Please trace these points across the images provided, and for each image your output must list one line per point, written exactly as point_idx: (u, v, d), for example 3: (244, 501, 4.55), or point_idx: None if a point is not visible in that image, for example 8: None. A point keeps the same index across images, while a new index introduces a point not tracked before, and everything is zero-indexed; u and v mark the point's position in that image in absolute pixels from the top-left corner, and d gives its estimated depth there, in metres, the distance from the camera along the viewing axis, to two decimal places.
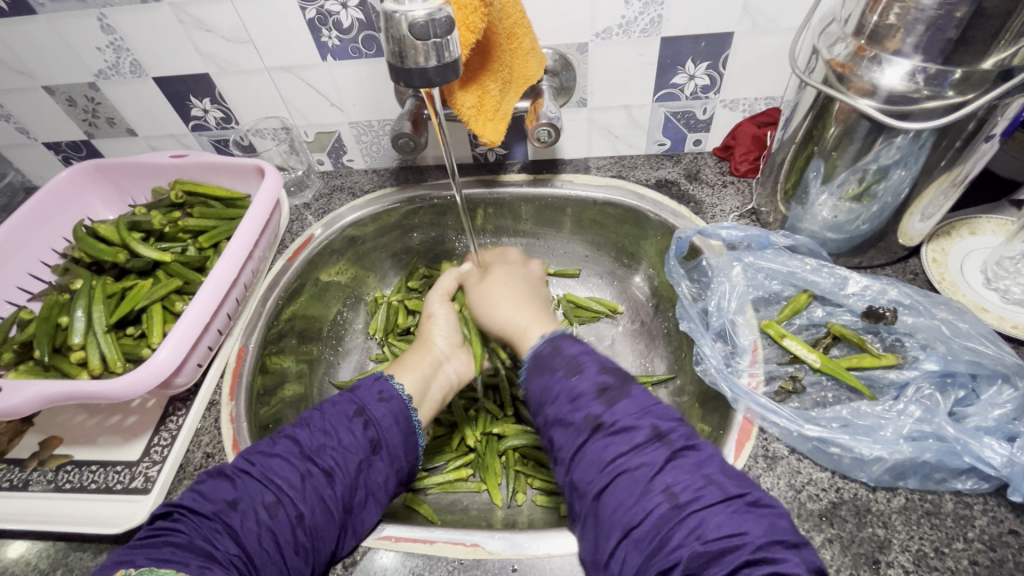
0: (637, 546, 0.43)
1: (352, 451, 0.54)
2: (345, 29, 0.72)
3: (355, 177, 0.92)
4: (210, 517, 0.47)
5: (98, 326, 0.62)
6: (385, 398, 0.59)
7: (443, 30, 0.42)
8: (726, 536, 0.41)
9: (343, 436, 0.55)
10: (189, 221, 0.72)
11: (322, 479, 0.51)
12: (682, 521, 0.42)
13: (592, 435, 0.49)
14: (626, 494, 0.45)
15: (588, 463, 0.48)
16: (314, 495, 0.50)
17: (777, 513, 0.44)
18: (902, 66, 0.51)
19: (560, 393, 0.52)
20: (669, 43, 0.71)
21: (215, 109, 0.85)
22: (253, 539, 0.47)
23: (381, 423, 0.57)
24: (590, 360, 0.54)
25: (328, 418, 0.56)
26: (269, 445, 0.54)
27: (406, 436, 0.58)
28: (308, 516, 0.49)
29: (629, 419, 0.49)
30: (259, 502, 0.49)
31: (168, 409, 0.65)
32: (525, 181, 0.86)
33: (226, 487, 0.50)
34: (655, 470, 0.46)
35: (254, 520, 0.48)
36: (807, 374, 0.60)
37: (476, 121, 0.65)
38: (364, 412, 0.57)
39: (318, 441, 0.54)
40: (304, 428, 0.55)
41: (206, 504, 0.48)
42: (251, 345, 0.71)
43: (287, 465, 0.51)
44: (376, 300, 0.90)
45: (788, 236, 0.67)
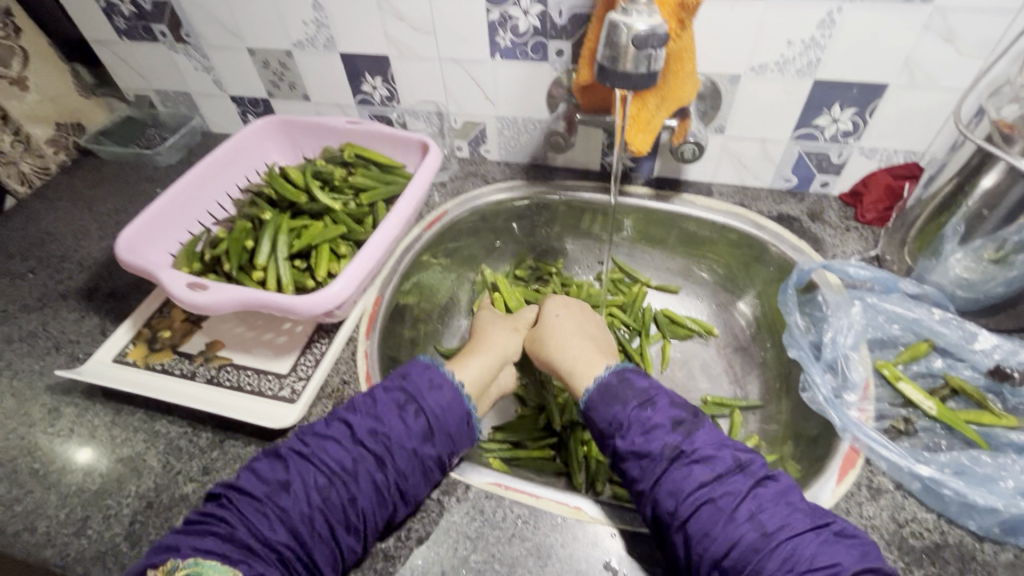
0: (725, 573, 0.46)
1: (403, 439, 0.56)
2: (520, 33, 0.80)
3: (488, 167, 1.01)
4: (260, 501, 0.50)
5: (280, 254, 0.73)
6: (436, 386, 0.60)
7: (659, 42, 0.47)
8: (818, 566, 0.44)
9: (393, 424, 0.57)
10: (354, 179, 0.81)
11: (373, 464, 0.54)
12: (770, 550, 0.45)
13: (670, 466, 0.52)
14: (714, 515, 0.48)
15: (669, 490, 0.51)
16: (367, 480, 0.53)
17: (848, 533, 0.47)
18: None
19: (634, 425, 0.55)
20: (820, 85, 0.75)
21: (382, 88, 0.96)
22: (302, 521, 0.50)
23: (432, 411, 0.58)
24: (659, 394, 0.58)
25: (379, 404, 0.58)
26: (322, 427, 0.57)
27: (463, 424, 0.60)
28: (364, 501, 0.52)
29: (712, 442, 0.53)
30: (311, 487, 0.52)
31: (313, 336, 0.75)
32: (647, 195, 0.91)
33: (280, 468, 0.53)
34: (738, 499, 0.48)
35: (306, 502, 0.51)
36: (920, 419, 0.61)
37: (629, 132, 0.72)
38: (414, 400, 0.59)
39: (369, 426, 0.56)
40: (355, 412, 0.58)
41: (261, 485, 0.51)
42: (386, 296, 0.80)
43: (339, 448, 0.54)
44: (484, 280, 0.97)
45: (916, 285, 0.68)
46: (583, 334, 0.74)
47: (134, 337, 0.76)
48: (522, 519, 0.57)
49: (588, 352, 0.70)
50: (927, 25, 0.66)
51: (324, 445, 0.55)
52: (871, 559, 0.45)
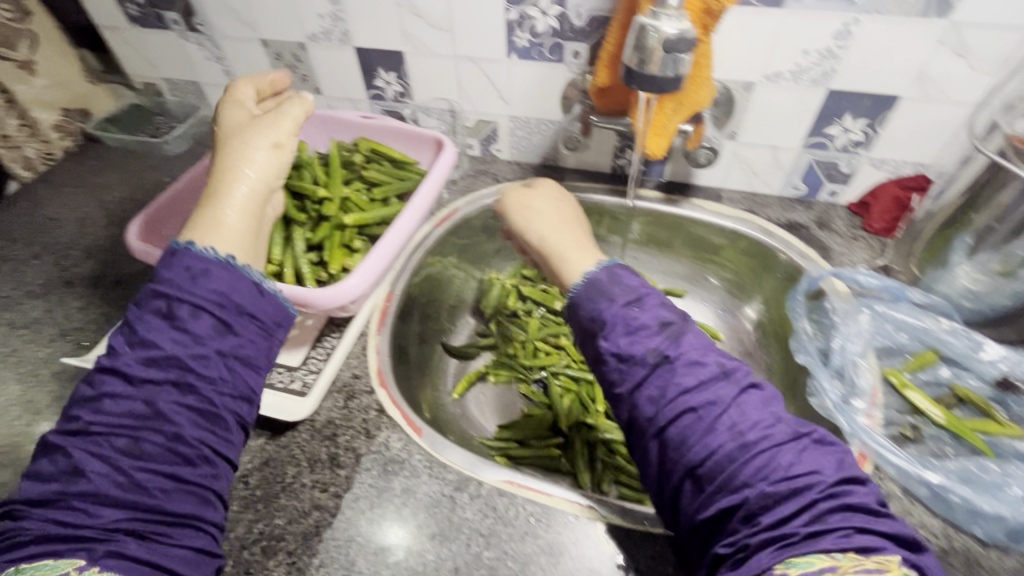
0: (699, 480, 0.44)
1: (182, 348, 0.46)
2: (537, 33, 0.81)
3: (499, 166, 1.01)
4: (94, 478, 0.42)
5: (297, 248, 0.71)
6: (195, 273, 0.49)
7: (687, 47, 0.48)
8: (796, 476, 0.42)
9: (189, 326, 0.47)
10: (368, 173, 0.82)
11: (172, 389, 0.46)
12: (747, 459, 0.43)
13: (653, 370, 0.49)
14: (689, 427, 0.46)
15: (650, 398, 0.48)
16: (197, 405, 0.46)
17: (826, 441, 0.45)
18: None
19: (620, 325, 0.51)
20: (834, 96, 0.76)
21: (396, 83, 0.96)
22: (153, 481, 0.43)
23: (198, 300, 0.48)
24: (650, 294, 0.54)
25: (188, 322, 0.47)
26: (89, 390, 0.46)
27: (256, 295, 0.52)
28: (186, 431, 0.45)
29: (694, 358, 0.49)
30: (151, 450, 0.43)
31: (324, 330, 0.74)
32: (658, 198, 0.92)
33: (119, 438, 0.43)
34: (721, 408, 0.46)
35: (117, 464, 0.42)
36: (928, 427, 0.62)
37: (645, 136, 0.73)
38: (170, 298, 0.48)
39: (144, 352, 0.46)
40: (140, 335, 0.46)
41: (47, 485, 0.42)
42: (397, 291, 0.80)
43: (176, 393, 0.45)
44: (491, 278, 0.98)
45: (924, 294, 0.69)
46: (562, 221, 0.65)
47: None
48: (535, 517, 0.57)
49: (561, 220, 0.65)
50: (942, 40, 0.67)
51: (97, 407, 0.44)
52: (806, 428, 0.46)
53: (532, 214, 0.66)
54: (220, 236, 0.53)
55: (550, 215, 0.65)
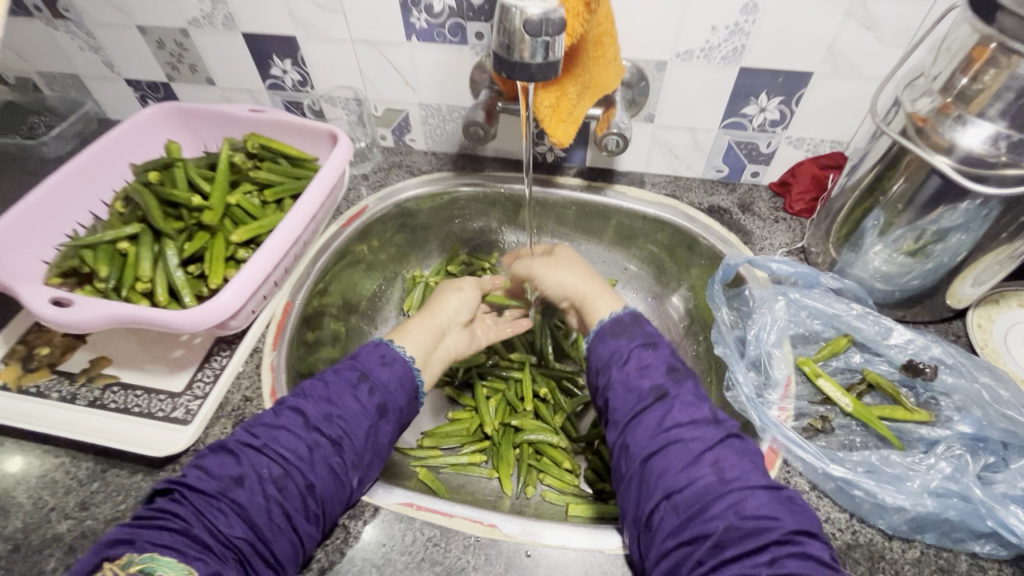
0: (675, 509, 0.45)
1: (359, 419, 0.55)
2: (435, 13, 0.74)
3: (414, 157, 0.95)
4: (213, 496, 0.47)
5: (170, 262, 0.64)
6: (388, 362, 0.60)
7: (554, 29, 0.43)
8: (761, 516, 0.43)
9: (348, 404, 0.55)
10: (258, 174, 0.74)
11: (329, 450, 0.52)
12: (722, 495, 0.44)
13: (655, 403, 0.51)
14: (676, 458, 0.47)
15: (644, 426, 0.50)
16: (322, 464, 0.51)
17: (797, 501, 0.45)
18: (985, 129, 0.52)
19: (630, 366, 0.55)
20: (747, 74, 0.72)
21: (293, 71, 0.88)
22: (260, 514, 0.47)
23: (384, 388, 0.58)
24: (665, 343, 0.57)
25: (330, 387, 0.56)
26: (273, 416, 0.54)
27: (409, 400, 0.60)
28: (318, 485, 0.50)
29: (691, 400, 0.51)
30: (264, 476, 0.49)
31: (214, 348, 0.68)
32: (579, 186, 0.88)
33: (232, 463, 0.50)
34: (707, 445, 0.47)
35: (263, 494, 0.48)
36: (838, 417, 0.60)
37: (549, 122, 0.67)
38: (367, 378, 0.58)
39: (324, 408, 0.54)
40: (307, 398, 0.55)
41: (211, 480, 0.48)
42: (297, 301, 0.74)
43: (292, 437, 0.51)
44: (413, 279, 0.92)
45: (837, 279, 0.68)
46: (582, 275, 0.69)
47: (6, 356, 0.67)
48: (432, 542, 0.53)
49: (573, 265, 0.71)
50: (849, 12, 0.64)
51: (275, 435, 0.52)
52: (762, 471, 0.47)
53: (555, 266, 0.71)
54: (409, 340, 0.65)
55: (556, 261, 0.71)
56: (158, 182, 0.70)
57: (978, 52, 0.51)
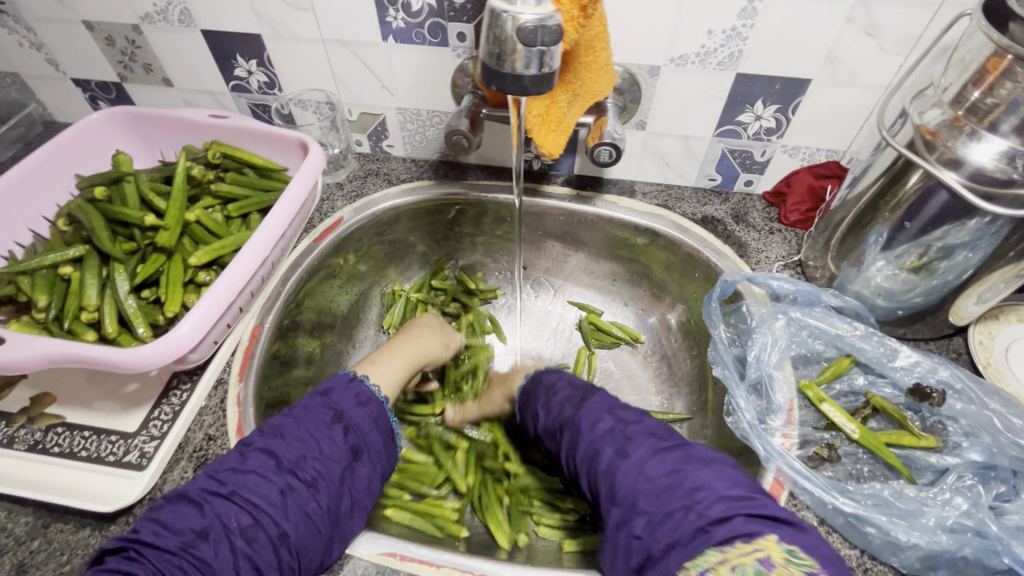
0: (613, 496, 0.45)
1: (335, 460, 0.50)
2: (413, 12, 0.69)
3: (392, 164, 0.89)
4: (174, 554, 0.41)
5: (119, 288, 0.58)
6: (363, 402, 0.55)
7: (550, 38, 0.38)
8: (694, 491, 0.42)
9: (322, 444, 0.50)
10: (221, 186, 0.68)
11: (305, 493, 0.47)
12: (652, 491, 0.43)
13: (580, 409, 0.53)
14: (605, 448, 0.48)
15: (576, 426, 0.52)
16: (296, 510, 0.46)
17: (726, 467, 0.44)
18: (997, 145, 0.49)
19: (559, 389, 0.57)
20: (743, 80, 0.69)
21: (259, 73, 0.81)
22: (227, 572, 0.42)
23: (360, 428, 0.53)
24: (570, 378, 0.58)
25: (303, 425, 0.51)
26: (239, 460, 0.48)
27: (387, 440, 0.56)
28: (292, 534, 0.45)
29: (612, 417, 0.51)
30: (233, 528, 0.43)
31: (172, 381, 0.62)
32: (567, 195, 0.84)
33: (192, 515, 0.44)
34: (633, 432, 0.48)
35: (229, 548, 0.42)
36: (844, 444, 0.58)
37: (538, 131, 0.63)
38: (342, 418, 0.53)
39: (296, 450, 0.49)
40: (278, 438, 0.50)
41: (169, 536, 0.42)
42: (267, 324, 0.67)
43: (263, 481, 0.46)
44: (394, 293, 0.88)
45: (838, 296, 0.65)
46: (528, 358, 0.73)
47: None
48: None
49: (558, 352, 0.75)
50: (851, 18, 0.61)
51: (243, 481, 0.46)
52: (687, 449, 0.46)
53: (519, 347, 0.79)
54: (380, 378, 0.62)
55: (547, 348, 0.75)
56: (104, 198, 0.63)
57: (993, 63, 0.48)
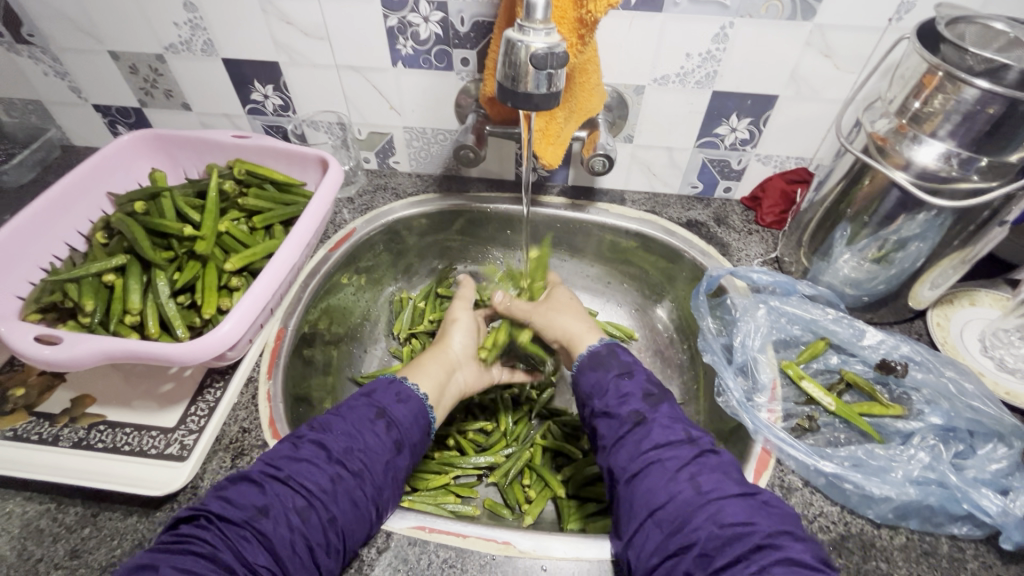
0: (659, 525, 0.47)
1: (380, 455, 0.55)
2: (421, 40, 0.76)
3: (399, 179, 0.95)
4: (240, 524, 0.47)
5: (161, 294, 0.63)
6: (403, 400, 0.61)
7: (558, 62, 0.45)
8: (738, 523, 0.44)
9: (368, 439, 0.55)
10: (247, 200, 0.73)
11: (352, 482, 0.52)
12: (701, 506, 0.46)
13: (634, 428, 0.54)
14: (654, 478, 0.49)
15: (623, 451, 0.53)
16: (345, 496, 0.51)
17: (772, 504, 0.47)
18: (936, 147, 0.57)
19: (612, 393, 0.57)
20: (718, 97, 0.77)
21: (275, 96, 0.88)
22: (285, 545, 0.47)
23: (402, 424, 0.59)
24: (640, 369, 0.60)
25: (349, 422, 0.57)
26: (293, 451, 0.53)
27: (423, 435, 0.61)
28: (341, 518, 0.50)
29: (667, 424, 0.53)
30: (289, 508, 0.49)
31: (206, 380, 0.66)
32: (563, 204, 0.91)
33: (254, 492, 0.49)
34: (684, 462, 0.50)
35: (287, 526, 0.48)
36: (822, 415, 0.65)
37: (539, 144, 0.69)
38: (385, 415, 0.58)
39: (345, 443, 0.54)
40: (328, 432, 0.55)
41: (235, 509, 0.48)
42: (291, 327, 0.72)
43: (317, 469, 0.51)
44: (402, 300, 0.92)
45: (811, 286, 0.73)
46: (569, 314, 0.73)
47: None
48: (447, 564, 0.53)
49: (575, 312, 0.73)
50: (809, 42, 0.70)
51: (297, 470, 0.51)
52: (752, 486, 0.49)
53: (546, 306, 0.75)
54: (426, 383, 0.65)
55: (564, 310, 0.73)
56: (143, 212, 0.68)
57: (927, 79, 0.56)
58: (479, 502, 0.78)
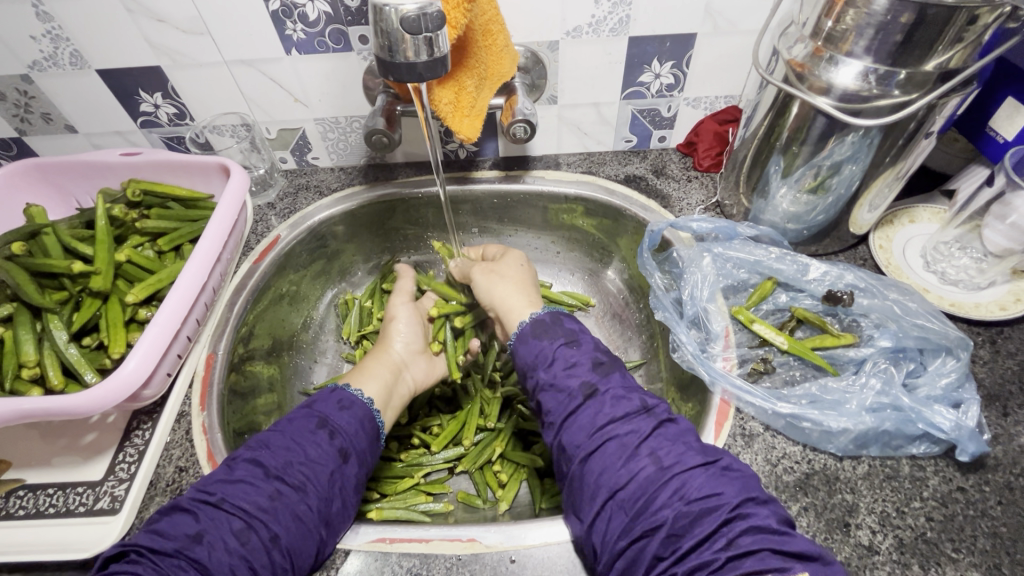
0: (622, 506, 0.45)
1: (324, 465, 0.52)
2: (311, 22, 0.70)
3: (321, 175, 0.89)
4: (173, 555, 0.43)
5: (58, 340, 0.58)
6: (346, 406, 0.58)
7: (433, 24, 0.44)
8: (705, 497, 0.43)
9: (309, 449, 0.52)
10: (147, 223, 0.68)
11: (294, 496, 0.49)
12: (665, 484, 0.44)
13: (585, 402, 0.51)
14: (611, 458, 0.47)
15: (576, 428, 0.50)
16: (287, 512, 0.48)
17: (734, 468, 0.46)
18: (854, 66, 0.55)
19: (558, 363, 0.54)
20: (636, 42, 0.73)
21: (167, 105, 0.80)
22: (224, 571, 0.43)
23: (346, 431, 0.55)
24: (587, 336, 0.57)
25: (288, 434, 0.53)
26: (226, 472, 0.50)
27: (371, 441, 0.58)
28: (284, 536, 0.47)
29: (621, 393, 0.52)
30: (226, 531, 0.45)
31: (132, 424, 0.61)
32: (497, 177, 0.86)
33: (187, 522, 0.45)
34: (641, 437, 0.48)
35: (224, 549, 0.44)
36: (777, 356, 0.64)
37: (452, 118, 0.65)
38: (326, 423, 0.55)
39: (282, 457, 0.51)
40: (265, 448, 0.52)
41: (166, 541, 0.44)
42: (220, 352, 0.68)
43: (252, 488, 0.48)
44: (347, 302, 0.88)
45: (752, 227, 0.71)
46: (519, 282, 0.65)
47: None
48: (413, 573, 0.51)
49: (520, 282, 0.65)
50: None
51: (232, 489, 0.48)
52: (713, 453, 0.47)
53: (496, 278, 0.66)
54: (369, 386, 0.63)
55: (509, 278, 0.65)
56: (24, 253, 0.62)
57: None
58: (452, 496, 0.76)
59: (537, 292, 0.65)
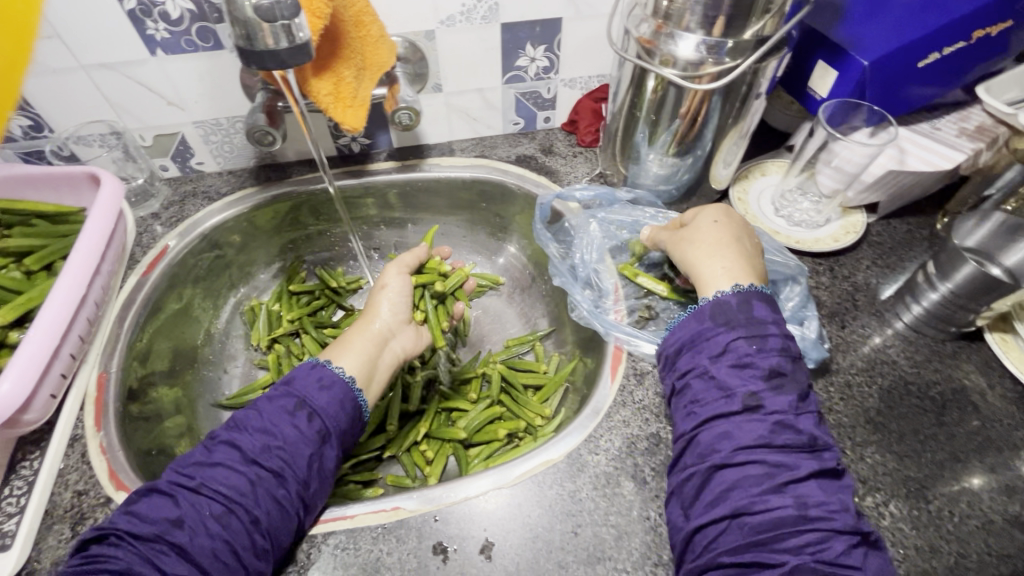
0: (741, 528, 0.44)
1: (304, 447, 0.51)
2: (174, 20, 0.68)
3: (209, 181, 0.86)
4: (153, 539, 0.45)
5: None
6: (325, 384, 0.56)
7: (288, 11, 0.46)
8: (840, 562, 0.41)
9: (286, 432, 0.52)
10: (8, 242, 0.63)
11: (272, 480, 0.49)
12: (797, 530, 0.43)
13: (743, 411, 0.49)
14: (753, 479, 0.46)
15: (720, 435, 0.49)
16: (266, 497, 0.48)
17: (874, 537, 0.44)
18: (691, 40, 0.63)
19: (733, 354, 0.51)
20: (508, 29, 0.78)
21: (19, 116, 0.74)
22: (205, 554, 0.45)
23: (325, 412, 0.54)
24: (774, 332, 0.52)
25: (264, 415, 0.53)
26: (204, 454, 0.51)
27: (351, 418, 0.56)
28: (264, 518, 0.48)
29: (785, 417, 0.48)
30: (207, 514, 0.47)
31: (17, 456, 0.57)
32: (393, 168, 0.88)
33: (167, 505, 0.47)
34: (795, 475, 0.45)
35: (204, 533, 0.46)
36: (659, 302, 0.71)
37: (334, 109, 0.66)
38: (304, 404, 0.54)
39: (260, 440, 0.51)
40: (243, 430, 0.52)
41: (147, 524, 0.46)
42: (113, 369, 0.65)
43: (231, 472, 0.49)
44: (253, 308, 0.86)
45: (629, 192, 0.79)
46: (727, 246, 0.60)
47: None
48: (340, 548, 0.53)
49: (717, 246, 0.60)
50: None
51: (208, 476, 0.49)
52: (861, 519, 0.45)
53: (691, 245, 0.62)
54: (353, 360, 0.60)
55: (705, 243, 0.61)
56: None
57: None
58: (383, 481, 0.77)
59: (737, 255, 0.59)
